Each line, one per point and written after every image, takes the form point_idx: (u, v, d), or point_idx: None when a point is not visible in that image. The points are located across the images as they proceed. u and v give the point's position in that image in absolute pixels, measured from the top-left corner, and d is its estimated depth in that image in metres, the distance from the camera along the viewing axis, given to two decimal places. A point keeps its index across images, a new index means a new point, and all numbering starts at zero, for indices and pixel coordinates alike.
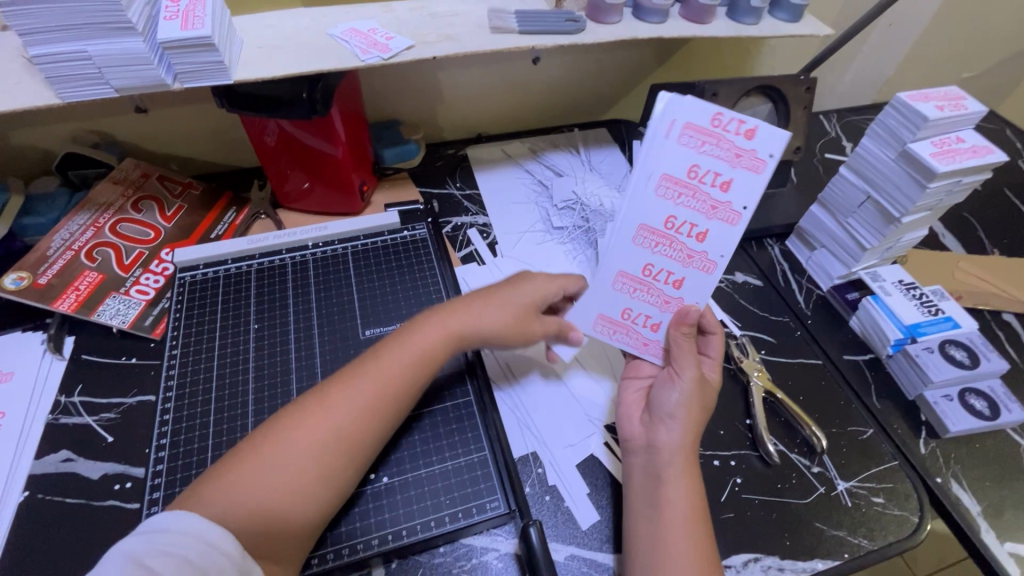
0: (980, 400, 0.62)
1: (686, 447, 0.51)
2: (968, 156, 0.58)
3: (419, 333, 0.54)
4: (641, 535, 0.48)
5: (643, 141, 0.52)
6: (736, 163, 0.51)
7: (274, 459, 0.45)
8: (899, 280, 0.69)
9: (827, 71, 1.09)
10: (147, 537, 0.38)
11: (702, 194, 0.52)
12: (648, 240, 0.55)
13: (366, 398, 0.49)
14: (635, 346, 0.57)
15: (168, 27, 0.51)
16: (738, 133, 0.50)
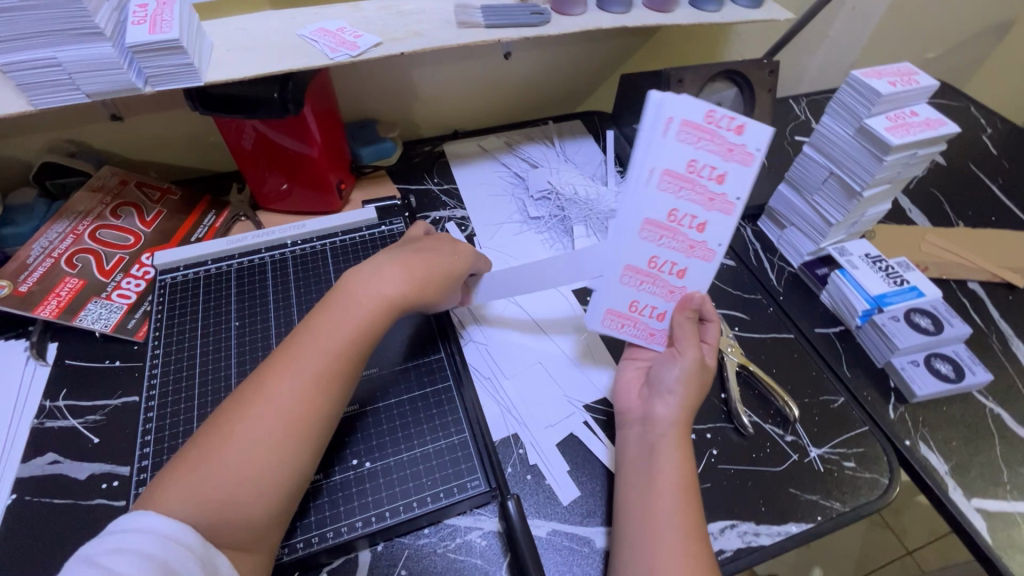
0: (946, 364, 0.64)
1: (682, 420, 0.52)
2: (921, 129, 0.60)
3: (347, 306, 0.52)
4: (629, 504, 0.49)
5: (638, 139, 0.50)
6: (730, 156, 0.50)
7: (232, 446, 0.43)
8: (865, 254, 0.71)
9: (795, 56, 1.12)
10: (107, 539, 0.38)
11: (700, 187, 0.51)
12: (652, 232, 0.54)
13: (309, 376, 0.47)
14: (643, 337, 0.58)
15: (136, 32, 0.52)
16: (729, 128, 0.49)
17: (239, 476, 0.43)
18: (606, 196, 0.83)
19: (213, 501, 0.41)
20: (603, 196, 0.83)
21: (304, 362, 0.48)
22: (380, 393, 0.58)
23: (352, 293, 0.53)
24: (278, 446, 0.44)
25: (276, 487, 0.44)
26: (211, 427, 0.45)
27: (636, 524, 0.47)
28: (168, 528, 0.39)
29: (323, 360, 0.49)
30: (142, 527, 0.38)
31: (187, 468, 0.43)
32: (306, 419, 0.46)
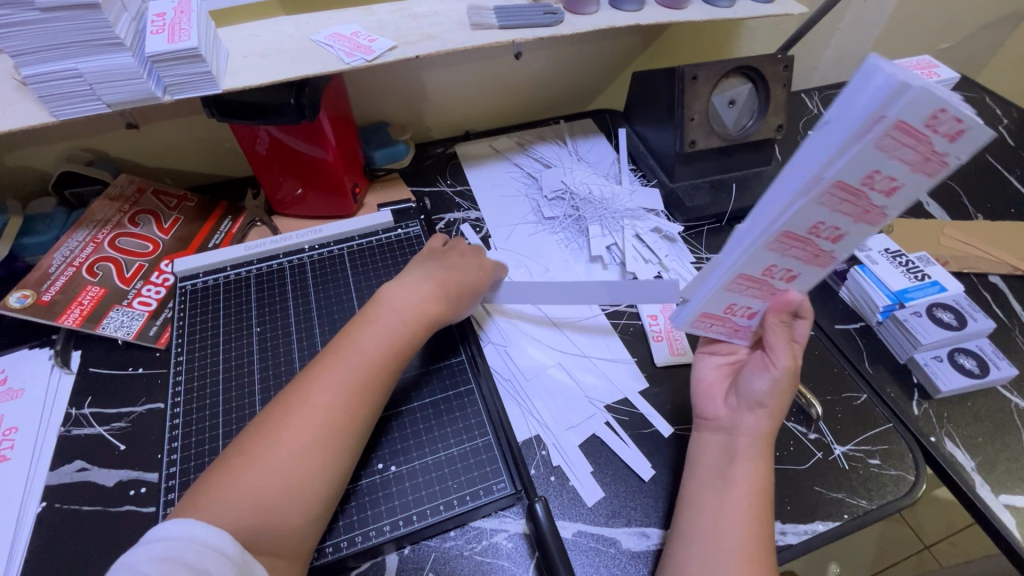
0: (969, 359, 0.63)
1: (768, 433, 0.51)
2: None
3: (381, 320, 0.54)
4: (693, 508, 0.49)
5: (815, 129, 0.35)
6: (922, 167, 0.34)
7: (265, 456, 0.44)
8: (885, 249, 0.71)
9: (806, 50, 1.11)
10: (144, 546, 0.38)
11: (864, 201, 0.37)
12: (784, 243, 0.42)
13: (346, 388, 0.48)
14: (728, 333, 0.55)
15: (155, 41, 0.52)
16: (950, 135, 0.31)
17: (269, 482, 0.43)
18: (620, 196, 0.83)
19: (245, 508, 0.42)
20: (618, 195, 0.83)
21: (340, 375, 0.49)
22: (404, 395, 0.58)
23: (386, 307, 0.54)
24: (309, 459, 0.44)
25: (307, 497, 0.44)
26: (247, 437, 0.46)
27: (701, 528, 0.47)
28: (204, 535, 0.39)
29: (358, 372, 0.49)
30: (179, 535, 0.38)
31: (224, 476, 0.43)
32: (343, 430, 0.47)
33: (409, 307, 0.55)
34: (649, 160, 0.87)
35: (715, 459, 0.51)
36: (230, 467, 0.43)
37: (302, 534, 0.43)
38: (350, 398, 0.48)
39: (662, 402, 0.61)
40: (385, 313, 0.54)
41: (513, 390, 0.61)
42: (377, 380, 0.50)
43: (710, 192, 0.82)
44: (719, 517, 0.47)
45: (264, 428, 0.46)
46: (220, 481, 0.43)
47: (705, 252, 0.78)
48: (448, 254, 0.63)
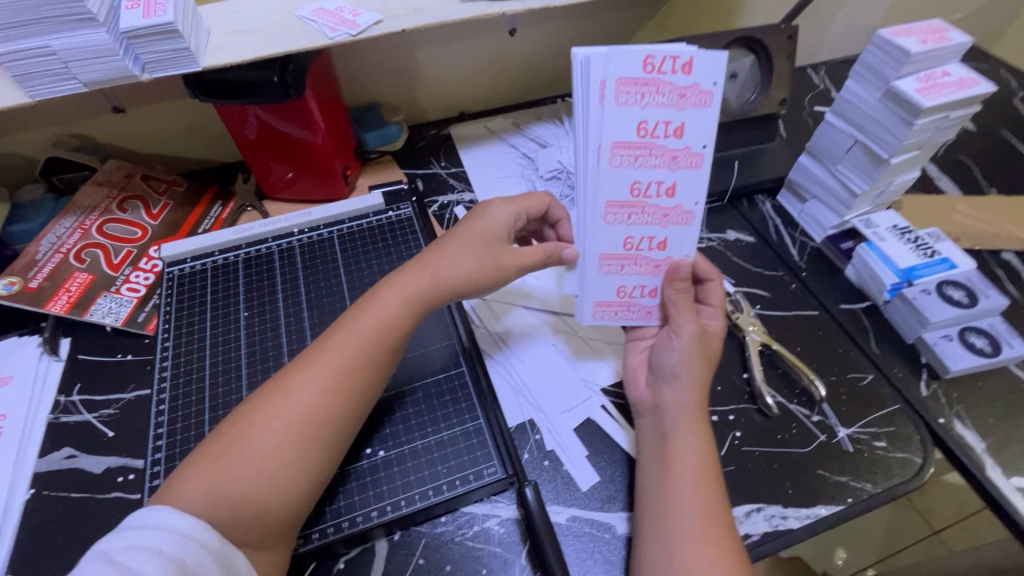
0: (981, 338, 0.61)
1: (693, 405, 0.50)
2: (955, 89, 0.57)
3: (378, 302, 0.51)
4: (650, 497, 0.47)
5: (578, 114, 0.49)
6: (681, 104, 0.49)
7: (248, 441, 0.43)
8: (893, 226, 0.68)
9: (812, 22, 1.07)
10: (121, 535, 0.37)
11: (658, 148, 0.50)
12: (619, 209, 0.52)
13: (332, 371, 0.47)
14: (640, 318, 0.57)
15: (130, 16, 0.50)
16: (674, 72, 0.48)
17: (249, 466, 0.42)
18: None
19: (226, 495, 0.41)
20: None
21: (329, 358, 0.47)
22: (401, 379, 0.57)
23: (383, 291, 0.52)
24: (291, 443, 0.44)
25: (289, 482, 0.43)
26: (231, 423, 0.45)
27: (658, 517, 0.45)
28: (183, 524, 0.38)
29: (352, 356, 0.48)
30: (158, 523, 0.37)
31: (205, 463, 0.42)
32: (324, 415, 0.45)
33: (416, 292, 0.52)
34: None
35: (654, 445, 0.50)
36: (212, 454, 0.43)
37: (286, 519, 0.43)
38: (338, 381, 0.47)
39: None
40: (385, 295, 0.51)
41: (512, 376, 0.60)
42: (371, 364, 0.49)
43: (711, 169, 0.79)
44: (673, 501, 0.45)
45: (250, 412, 0.45)
46: (201, 467, 0.42)
47: (706, 231, 0.75)
48: (471, 217, 0.57)
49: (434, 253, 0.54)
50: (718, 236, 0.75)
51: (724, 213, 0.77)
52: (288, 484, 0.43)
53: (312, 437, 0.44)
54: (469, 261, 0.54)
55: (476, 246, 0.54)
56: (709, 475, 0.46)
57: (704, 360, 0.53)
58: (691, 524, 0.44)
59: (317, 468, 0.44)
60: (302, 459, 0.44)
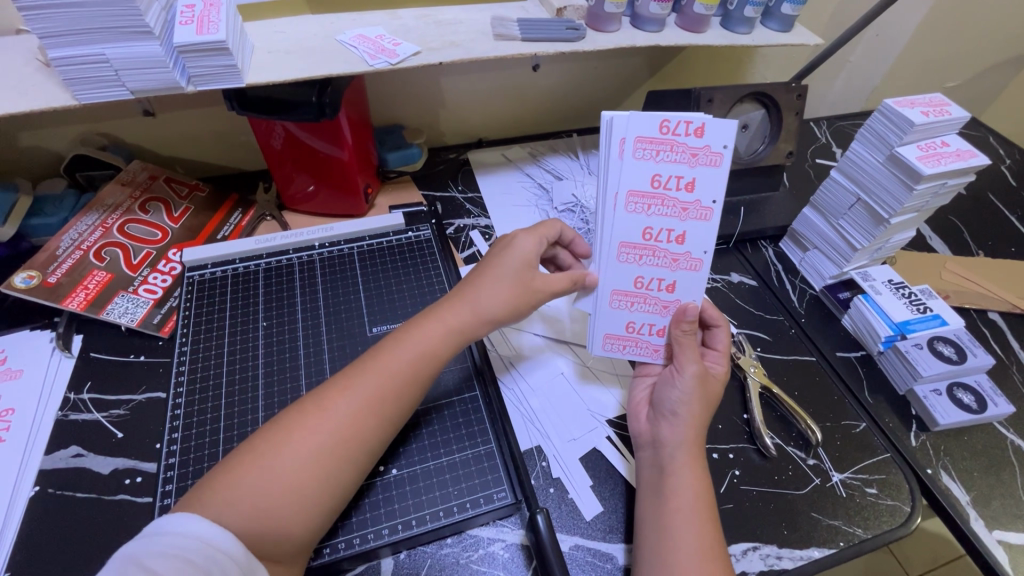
0: (968, 394, 0.64)
1: (691, 442, 0.52)
2: (952, 159, 0.61)
3: (419, 332, 0.53)
4: (648, 530, 0.48)
5: (600, 164, 0.55)
6: (694, 162, 0.54)
7: (285, 456, 0.44)
8: (888, 280, 0.71)
9: (817, 79, 1.13)
10: (146, 540, 0.38)
11: (671, 200, 0.55)
12: (631, 250, 0.57)
13: (369, 394, 0.48)
14: (646, 354, 0.59)
15: (184, 32, 0.53)
16: (688, 134, 0.53)
17: (266, 475, 0.43)
18: None
19: (251, 508, 0.41)
20: None
21: (369, 383, 0.49)
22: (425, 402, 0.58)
23: (427, 321, 0.54)
24: (326, 462, 0.45)
25: (308, 501, 0.43)
26: (264, 434, 0.46)
27: (654, 550, 0.46)
28: (209, 532, 0.39)
29: (393, 383, 0.50)
30: (183, 530, 0.38)
31: (240, 473, 0.43)
32: (356, 437, 0.46)
33: (458, 321, 0.54)
34: None
35: (652, 477, 0.52)
36: (247, 463, 0.43)
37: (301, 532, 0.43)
38: (376, 406, 0.48)
39: None
40: (429, 327, 0.53)
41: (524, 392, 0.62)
42: (410, 393, 0.50)
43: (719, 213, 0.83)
44: (671, 538, 0.46)
45: (286, 426, 0.46)
46: (237, 475, 0.42)
47: (711, 272, 0.78)
48: (498, 248, 0.59)
49: (469, 286, 0.56)
50: (722, 277, 0.78)
51: (729, 256, 0.81)
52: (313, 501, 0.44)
53: (344, 458, 0.46)
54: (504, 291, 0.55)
55: (511, 274, 0.56)
56: (705, 514, 0.48)
57: (704, 399, 0.54)
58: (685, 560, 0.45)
59: (338, 488, 0.45)
60: (330, 480, 0.45)
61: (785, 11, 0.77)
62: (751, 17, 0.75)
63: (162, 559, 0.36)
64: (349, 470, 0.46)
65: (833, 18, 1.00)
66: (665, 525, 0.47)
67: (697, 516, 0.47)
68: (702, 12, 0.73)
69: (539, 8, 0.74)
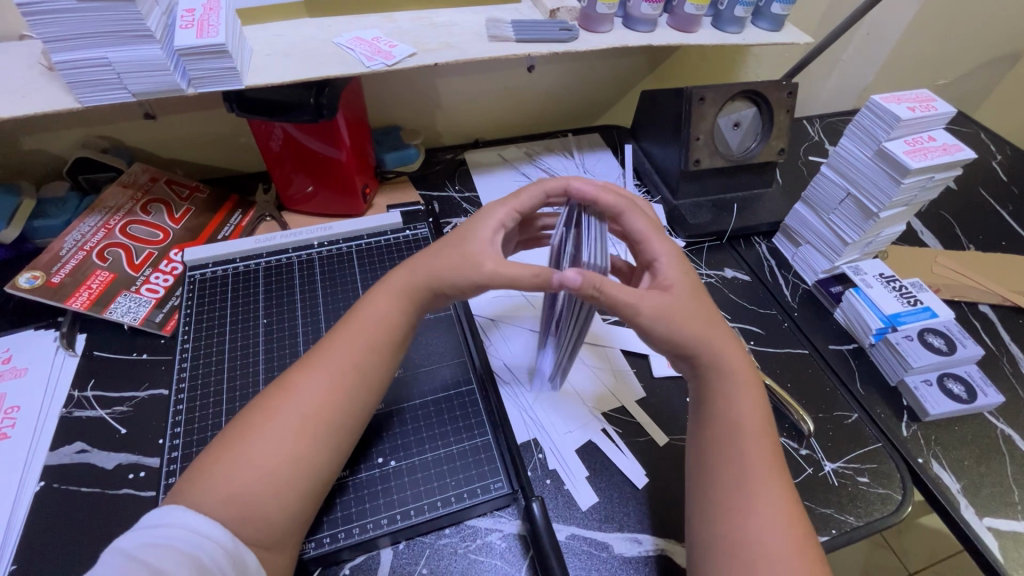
0: (958, 384, 0.65)
1: (757, 413, 0.50)
2: (939, 153, 0.62)
3: (370, 307, 0.54)
4: (710, 461, 0.48)
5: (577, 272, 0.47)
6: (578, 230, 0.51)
7: (255, 442, 0.45)
8: (879, 274, 0.72)
9: (808, 78, 1.14)
10: (137, 534, 0.39)
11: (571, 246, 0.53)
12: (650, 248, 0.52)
13: (338, 373, 0.49)
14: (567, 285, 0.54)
15: (185, 36, 0.54)
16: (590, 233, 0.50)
17: (262, 468, 0.44)
18: None
19: (240, 497, 0.42)
20: None
21: (328, 362, 0.50)
22: (417, 390, 0.60)
23: (375, 293, 0.55)
24: (303, 441, 0.46)
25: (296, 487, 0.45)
26: (244, 421, 0.47)
27: (725, 483, 0.46)
28: (200, 523, 0.40)
29: (355, 360, 0.51)
30: (174, 523, 0.40)
31: (219, 460, 0.44)
32: (325, 416, 0.48)
33: (407, 290, 0.54)
34: (654, 176, 0.89)
35: (699, 414, 0.52)
36: (220, 453, 0.45)
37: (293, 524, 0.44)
38: (344, 384, 0.49)
39: (658, 411, 0.62)
40: (378, 299, 0.54)
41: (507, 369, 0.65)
42: (372, 369, 0.51)
43: (711, 210, 0.84)
44: (738, 465, 0.47)
45: (253, 412, 0.47)
46: (215, 462, 0.44)
47: (705, 267, 0.79)
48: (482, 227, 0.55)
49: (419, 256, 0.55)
50: (716, 273, 0.79)
51: (722, 252, 0.82)
52: (297, 480, 0.45)
53: (312, 438, 0.46)
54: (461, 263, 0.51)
55: None
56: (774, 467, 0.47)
57: (710, 311, 0.52)
58: (766, 490, 0.45)
59: (321, 469, 0.47)
60: (306, 462, 0.46)
61: (775, 10, 0.79)
62: (741, 17, 0.76)
63: (155, 548, 0.38)
64: (321, 449, 0.47)
65: (823, 17, 1.01)
66: (730, 457, 0.47)
67: (763, 443, 0.48)
68: (693, 12, 0.74)
69: (533, 10, 0.76)
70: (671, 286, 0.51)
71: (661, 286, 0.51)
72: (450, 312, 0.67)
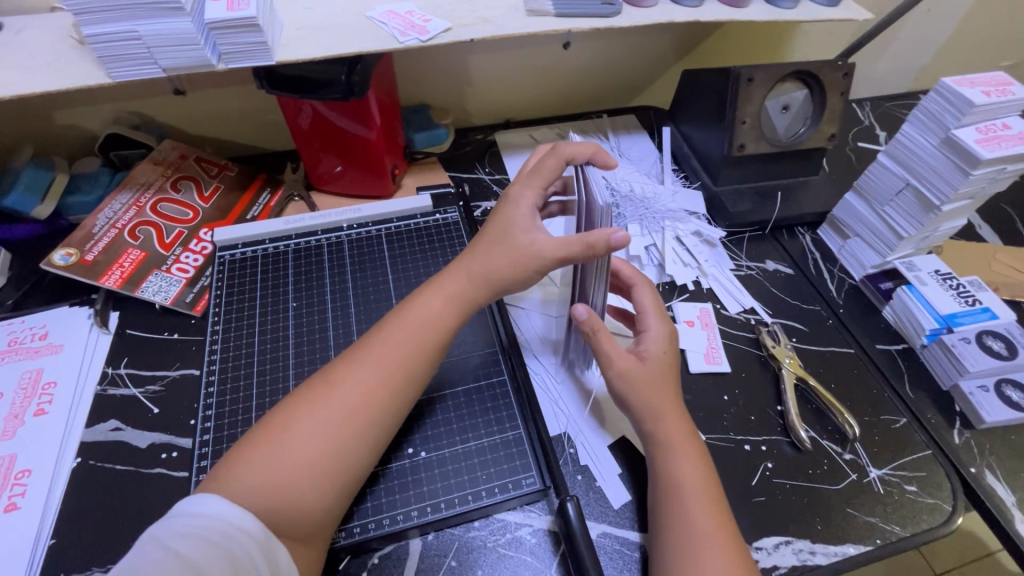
0: (1017, 391, 0.61)
1: (709, 481, 0.49)
2: (1014, 143, 0.57)
3: (421, 306, 0.52)
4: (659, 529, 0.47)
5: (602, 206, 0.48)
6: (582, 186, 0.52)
7: (297, 433, 0.44)
8: (935, 270, 0.68)
9: (861, 58, 1.07)
10: (171, 520, 0.39)
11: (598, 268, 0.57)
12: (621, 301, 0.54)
13: (385, 368, 0.48)
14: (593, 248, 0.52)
15: (215, 9, 0.52)
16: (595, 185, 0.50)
17: (298, 459, 0.43)
18: (662, 197, 0.80)
19: (272, 485, 0.42)
20: (660, 196, 0.80)
21: (376, 356, 0.49)
22: (448, 380, 0.59)
23: (423, 292, 0.54)
24: (341, 438, 0.45)
25: (322, 479, 0.44)
26: (284, 411, 0.46)
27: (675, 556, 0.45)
28: (232, 514, 0.39)
29: (399, 357, 0.49)
30: (208, 511, 0.39)
31: (260, 448, 0.43)
32: (367, 414, 0.47)
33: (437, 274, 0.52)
34: (693, 161, 0.85)
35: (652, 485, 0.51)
36: (264, 438, 0.44)
37: (320, 517, 0.44)
38: (385, 379, 0.48)
39: (695, 407, 0.60)
40: (432, 298, 0.53)
41: (536, 356, 0.63)
42: (419, 366, 0.50)
43: (754, 198, 0.80)
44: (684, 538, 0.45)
45: (297, 402, 0.46)
46: (250, 452, 0.43)
47: (745, 259, 0.76)
48: (501, 207, 0.54)
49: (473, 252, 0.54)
50: (757, 265, 0.75)
51: (763, 243, 0.78)
52: (331, 472, 0.44)
53: (356, 437, 0.46)
54: (506, 253, 0.51)
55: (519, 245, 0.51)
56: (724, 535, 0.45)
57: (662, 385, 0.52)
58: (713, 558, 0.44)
59: (354, 460, 0.46)
60: (342, 453, 0.45)
61: None
62: None
63: (186, 537, 0.37)
64: (362, 448, 0.46)
65: None
66: (678, 528, 0.46)
67: (712, 518, 0.46)
68: None
69: None
70: (648, 357, 0.54)
71: (638, 355, 0.54)
72: None
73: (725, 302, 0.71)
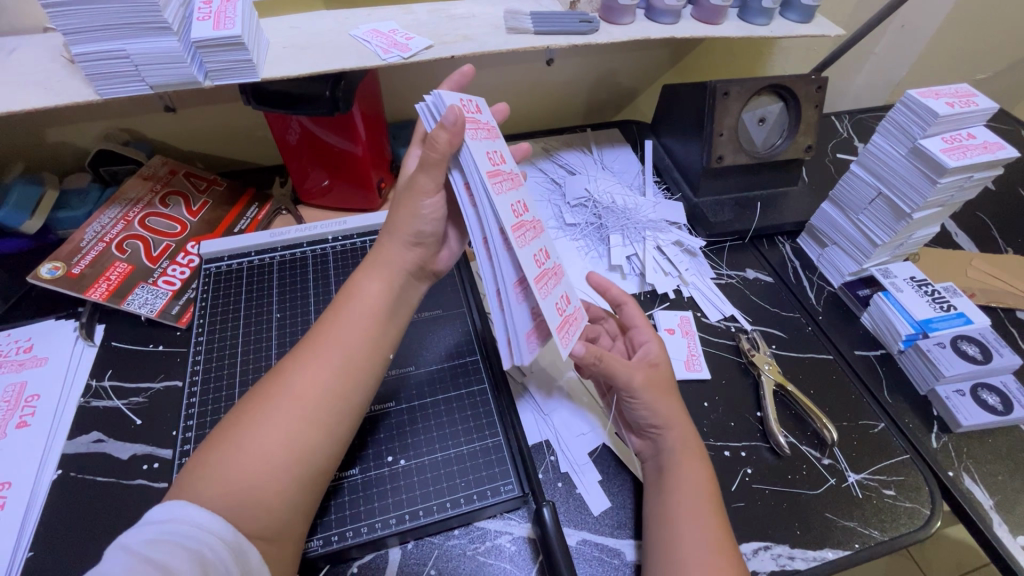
0: (993, 395, 0.62)
1: (701, 488, 0.49)
2: (979, 152, 0.59)
3: (374, 298, 0.51)
4: (652, 529, 0.48)
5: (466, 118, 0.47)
6: (493, 135, 0.51)
7: (253, 432, 0.43)
8: (910, 277, 0.69)
9: (838, 72, 1.10)
10: (144, 528, 0.37)
11: (549, 278, 0.49)
12: (540, 286, 0.47)
13: (344, 363, 0.48)
14: (513, 217, 0.46)
15: (201, 28, 0.54)
16: (474, 109, 0.51)
17: (259, 457, 0.42)
18: (643, 207, 0.82)
19: (237, 488, 0.40)
20: (641, 207, 0.82)
21: (334, 352, 0.48)
22: (430, 389, 0.59)
23: (368, 276, 0.52)
24: (299, 433, 0.44)
25: (281, 476, 0.42)
26: (242, 416, 0.45)
27: (667, 559, 0.45)
28: (207, 519, 0.38)
29: (354, 349, 0.49)
30: (179, 517, 0.38)
31: (219, 447, 0.42)
32: (321, 404, 0.45)
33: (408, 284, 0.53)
34: (675, 173, 0.87)
35: (647, 497, 0.50)
36: (222, 444, 0.43)
37: (296, 526, 0.44)
38: (343, 371, 0.47)
39: None
40: (382, 290, 0.51)
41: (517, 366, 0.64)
42: (375, 358, 0.50)
43: (734, 209, 0.81)
44: (670, 537, 0.46)
45: (255, 402, 0.45)
46: (209, 457, 0.42)
47: (725, 268, 0.77)
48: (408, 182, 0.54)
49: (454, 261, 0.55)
50: (737, 273, 0.77)
51: (744, 252, 0.80)
52: (292, 471, 0.43)
53: (312, 429, 0.44)
54: None
55: None
56: (719, 545, 0.45)
57: (670, 393, 0.54)
58: (697, 561, 0.44)
59: (323, 461, 0.45)
60: (305, 452, 0.44)
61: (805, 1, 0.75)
62: (769, 8, 0.73)
63: (158, 545, 0.36)
64: (317, 439, 0.45)
65: (857, 7, 0.97)
66: (670, 535, 0.46)
67: (704, 523, 0.46)
68: (718, 3, 0.71)
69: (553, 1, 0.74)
70: (659, 363, 0.55)
71: (650, 362, 0.55)
72: (463, 309, 0.67)
73: (706, 309, 0.72)
